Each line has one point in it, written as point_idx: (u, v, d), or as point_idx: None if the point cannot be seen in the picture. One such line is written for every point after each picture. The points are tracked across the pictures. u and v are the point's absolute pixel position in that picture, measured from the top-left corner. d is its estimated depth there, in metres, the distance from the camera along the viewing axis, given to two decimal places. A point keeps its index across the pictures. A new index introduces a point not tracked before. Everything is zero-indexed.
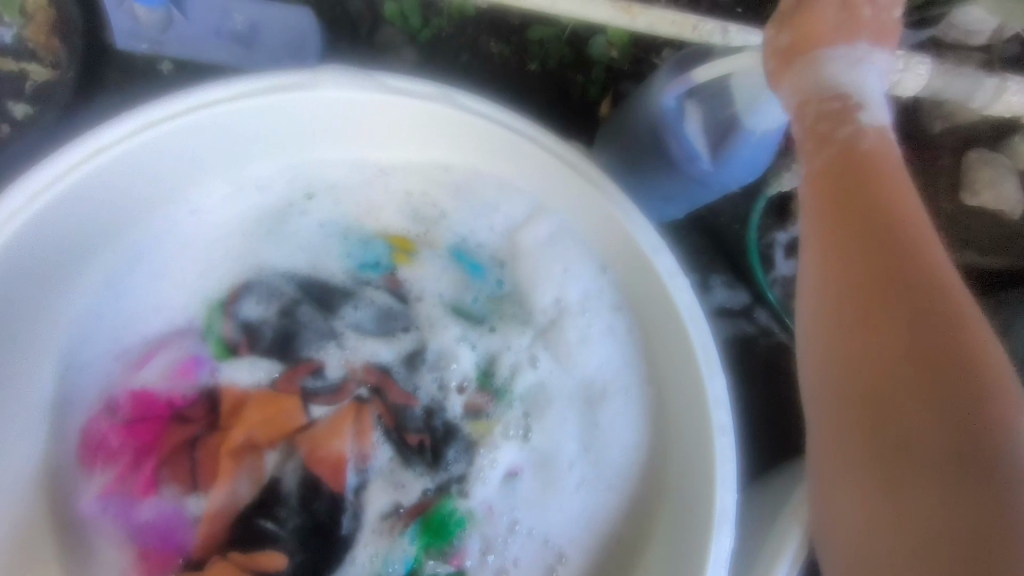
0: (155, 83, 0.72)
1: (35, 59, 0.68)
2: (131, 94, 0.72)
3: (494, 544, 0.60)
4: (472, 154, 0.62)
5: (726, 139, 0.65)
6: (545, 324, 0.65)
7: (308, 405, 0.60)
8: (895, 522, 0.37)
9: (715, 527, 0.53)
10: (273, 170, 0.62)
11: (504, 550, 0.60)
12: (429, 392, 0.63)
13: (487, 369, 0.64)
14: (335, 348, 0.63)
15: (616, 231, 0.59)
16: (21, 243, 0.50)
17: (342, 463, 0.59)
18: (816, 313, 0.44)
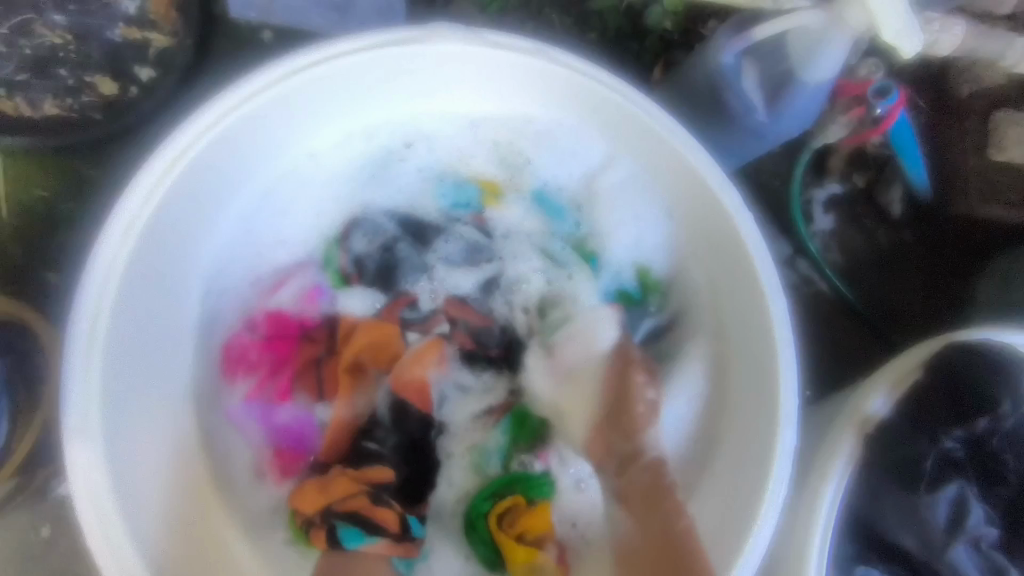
0: (259, 50, 0.77)
1: (154, 28, 0.72)
2: (235, 61, 0.77)
3: (573, 455, 0.67)
4: (556, 106, 0.69)
5: (781, 92, 0.72)
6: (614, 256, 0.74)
7: (406, 332, 0.70)
8: None
9: (781, 428, 0.59)
10: (380, 120, 0.69)
11: (582, 462, 0.66)
12: (503, 313, 0.73)
13: (548, 303, 0.72)
14: (427, 280, 0.72)
15: (684, 171, 0.65)
16: (185, 175, 0.58)
17: (425, 387, 0.67)
18: None
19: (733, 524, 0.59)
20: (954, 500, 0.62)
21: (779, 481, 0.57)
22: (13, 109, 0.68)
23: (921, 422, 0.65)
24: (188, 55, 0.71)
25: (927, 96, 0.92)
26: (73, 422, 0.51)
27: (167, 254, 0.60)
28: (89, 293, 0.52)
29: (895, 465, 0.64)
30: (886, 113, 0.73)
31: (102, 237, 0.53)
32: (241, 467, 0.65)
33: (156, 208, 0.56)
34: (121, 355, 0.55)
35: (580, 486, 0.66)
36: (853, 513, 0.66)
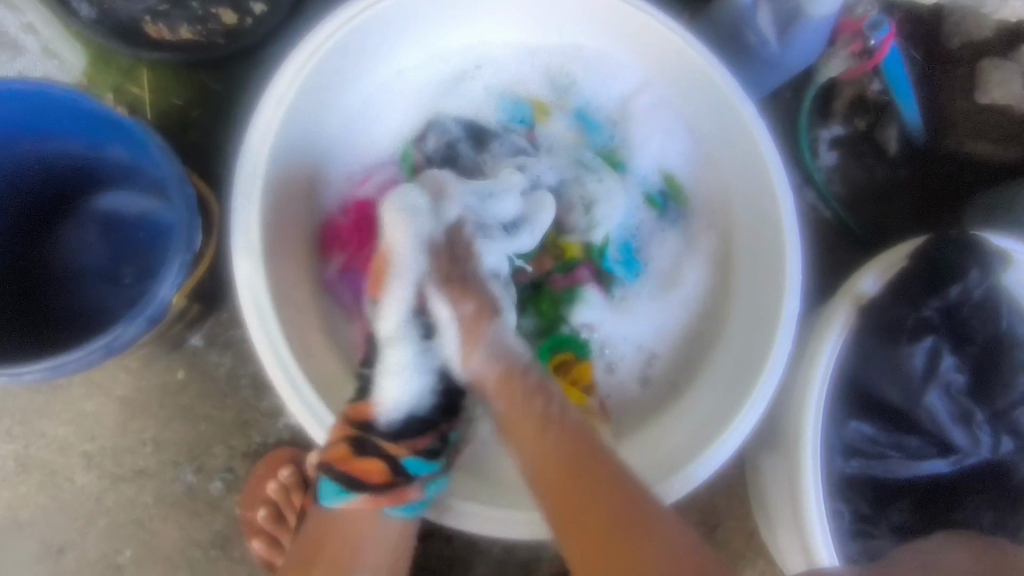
0: None
1: None
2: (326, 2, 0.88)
3: (601, 324, 0.83)
4: (601, 34, 0.83)
5: (790, 27, 0.85)
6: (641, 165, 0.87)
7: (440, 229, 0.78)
8: None
9: (785, 293, 0.75)
10: (455, 44, 0.84)
11: (608, 330, 0.84)
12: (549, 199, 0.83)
13: (588, 205, 0.84)
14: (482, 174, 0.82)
15: (706, 84, 0.79)
16: (313, 70, 0.73)
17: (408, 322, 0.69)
18: None
19: (749, 358, 0.76)
20: (930, 351, 0.76)
21: (788, 318, 0.74)
22: (156, 33, 0.83)
23: (904, 294, 0.78)
24: None
25: (921, 48, 1.00)
26: (241, 249, 0.66)
27: (302, 142, 0.75)
28: (249, 155, 0.68)
29: (882, 328, 0.77)
30: (880, 44, 0.90)
31: (256, 114, 0.69)
32: (343, 325, 0.77)
33: (293, 96, 0.71)
34: (272, 211, 0.70)
35: (606, 347, 0.83)
36: (846, 372, 0.80)
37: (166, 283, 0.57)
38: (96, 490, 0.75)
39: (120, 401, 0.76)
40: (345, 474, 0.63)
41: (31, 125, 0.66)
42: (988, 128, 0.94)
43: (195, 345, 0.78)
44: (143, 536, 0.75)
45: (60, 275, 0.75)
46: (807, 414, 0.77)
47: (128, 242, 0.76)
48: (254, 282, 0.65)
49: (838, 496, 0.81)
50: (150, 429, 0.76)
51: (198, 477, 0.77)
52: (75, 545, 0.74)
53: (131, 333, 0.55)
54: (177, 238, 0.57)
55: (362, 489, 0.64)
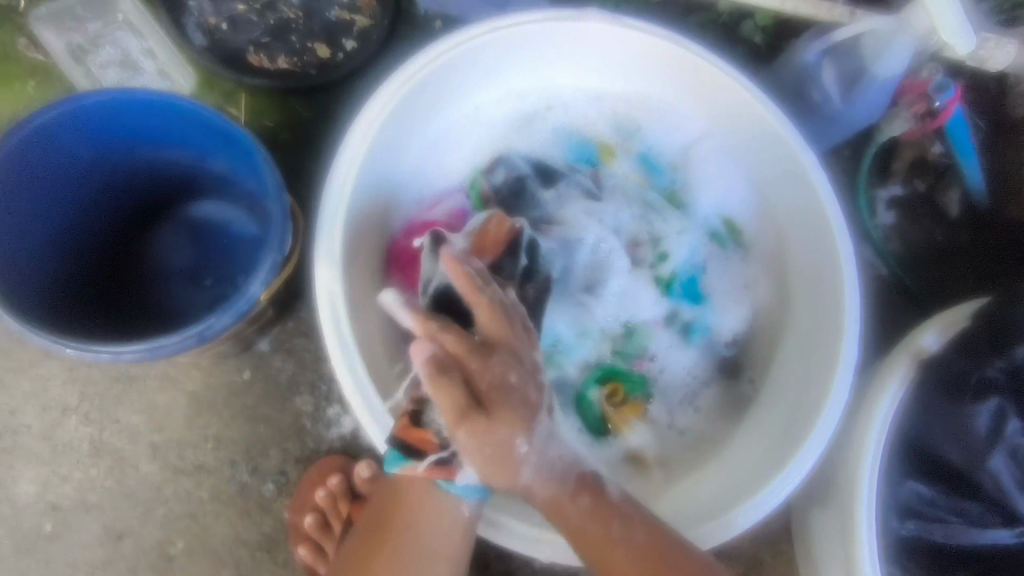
0: (428, 33, 0.96)
1: (360, 12, 0.94)
2: (411, 42, 0.96)
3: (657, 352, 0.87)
4: (667, 85, 0.87)
5: (855, 86, 0.88)
6: (699, 209, 0.91)
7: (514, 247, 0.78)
8: None
9: (845, 340, 0.74)
10: (530, 87, 0.89)
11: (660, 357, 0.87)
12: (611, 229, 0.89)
13: (656, 240, 0.89)
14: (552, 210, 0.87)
15: (773, 137, 0.81)
16: (401, 102, 0.77)
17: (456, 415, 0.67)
18: None
19: (803, 407, 0.76)
20: (994, 413, 0.73)
21: (847, 363, 0.73)
22: (257, 61, 0.92)
23: (968, 352, 0.76)
24: (384, 31, 0.92)
25: (987, 116, 1.01)
26: (321, 255, 0.69)
27: (385, 166, 0.79)
28: (337, 174, 0.72)
29: (944, 383, 0.76)
30: (944, 105, 0.90)
31: (346, 137, 0.73)
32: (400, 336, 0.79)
33: (381, 124, 0.75)
34: (353, 226, 0.74)
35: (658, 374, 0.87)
36: (903, 430, 0.79)
37: (257, 280, 0.60)
38: (158, 479, 0.78)
39: (189, 396, 0.80)
40: (404, 441, 0.63)
41: (146, 132, 0.72)
42: None
43: (262, 350, 0.82)
44: (196, 530, 0.78)
45: (152, 274, 0.80)
46: (863, 469, 0.76)
47: (213, 246, 0.82)
48: (333, 289, 0.68)
49: (892, 560, 0.78)
50: (214, 426, 0.80)
51: (252, 477, 0.79)
52: (133, 532, 0.77)
53: (222, 324, 0.58)
54: (271, 239, 0.61)
55: (420, 456, 0.64)
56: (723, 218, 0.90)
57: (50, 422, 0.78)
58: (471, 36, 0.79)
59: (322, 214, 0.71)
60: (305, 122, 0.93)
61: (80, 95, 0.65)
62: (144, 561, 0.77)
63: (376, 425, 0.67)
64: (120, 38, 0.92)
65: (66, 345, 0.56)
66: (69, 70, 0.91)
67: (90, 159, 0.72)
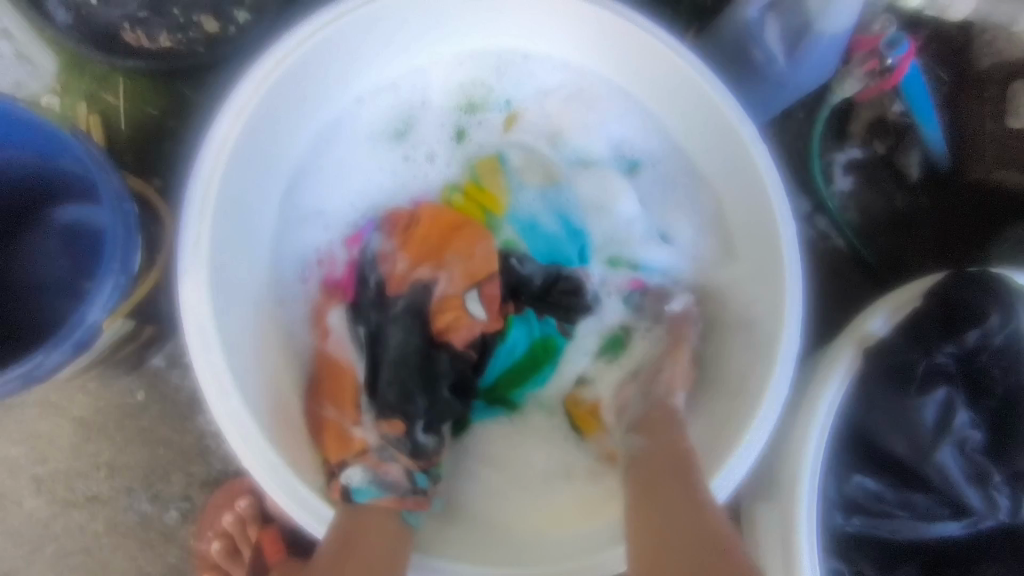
0: None
1: None
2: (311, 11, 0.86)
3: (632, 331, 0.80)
4: (587, 49, 0.78)
5: (800, 44, 0.80)
6: (602, 164, 0.84)
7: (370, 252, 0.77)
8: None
9: (785, 323, 0.68)
10: (433, 57, 0.80)
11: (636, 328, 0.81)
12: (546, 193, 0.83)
13: (603, 202, 0.82)
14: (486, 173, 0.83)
15: (691, 89, 0.73)
16: (276, 83, 0.68)
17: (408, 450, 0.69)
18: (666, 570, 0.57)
19: (740, 401, 0.70)
20: (942, 403, 0.68)
21: (785, 355, 0.67)
22: (134, 40, 0.81)
23: (917, 338, 0.70)
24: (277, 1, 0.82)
25: (948, 69, 0.93)
26: (188, 272, 0.62)
27: (263, 154, 0.71)
28: (200, 175, 0.64)
29: (890, 373, 0.71)
30: (897, 63, 0.82)
31: (202, 149, 0.64)
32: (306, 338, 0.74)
33: (243, 130, 0.66)
34: (231, 236, 0.67)
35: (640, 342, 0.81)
36: (847, 421, 0.74)
37: (97, 306, 0.53)
38: (46, 514, 0.72)
39: (75, 422, 0.73)
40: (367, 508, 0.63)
41: None
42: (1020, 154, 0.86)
43: (156, 365, 0.75)
44: (91, 566, 0.72)
45: (19, 288, 0.72)
46: (803, 465, 0.71)
47: (87, 257, 0.73)
48: (201, 309, 0.61)
49: (834, 555, 0.74)
50: (106, 453, 0.73)
51: (153, 505, 0.73)
52: (21, 573, 0.71)
53: (56, 358, 0.51)
54: (111, 257, 0.54)
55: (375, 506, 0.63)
56: (628, 169, 0.83)
57: None
58: (333, 17, 0.69)
59: (185, 215, 0.63)
60: (195, 109, 0.83)
61: None
62: None
63: (252, 453, 0.61)
64: None
65: None
66: None
67: None
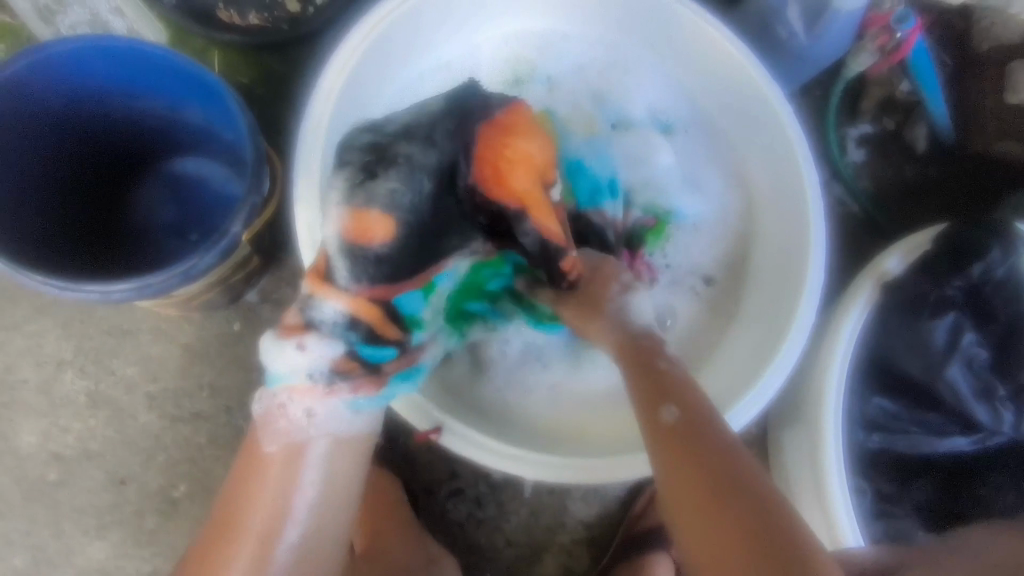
0: None
1: None
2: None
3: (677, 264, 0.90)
4: (626, 26, 0.89)
5: (819, 19, 0.90)
6: (642, 124, 0.91)
7: None
8: (706, 520, 0.50)
9: (812, 253, 0.79)
10: (488, 37, 0.90)
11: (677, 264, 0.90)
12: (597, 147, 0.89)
13: (645, 158, 0.89)
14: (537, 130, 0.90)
15: (721, 59, 0.83)
16: (363, 55, 0.78)
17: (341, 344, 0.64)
18: (662, 463, 0.54)
19: (775, 330, 0.79)
20: (952, 326, 0.77)
21: (812, 286, 0.77)
22: (228, 18, 0.90)
23: (927, 273, 0.80)
24: None
25: (952, 53, 1.02)
26: (302, 200, 0.71)
27: (352, 119, 0.80)
28: (309, 129, 0.73)
29: (904, 303, 0.80)
30: (906, 37, 0.93)
31: (309, 103, 0.74)
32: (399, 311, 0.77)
33: (342, 86, 0.76)
34: None
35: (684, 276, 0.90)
36: (869, 348, 0.82)
37: (237, 221, 0.63)
38: (157, 427, 0.81)
39: (182, 347, 0.82)
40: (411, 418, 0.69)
41: (125, 84, 0.74)
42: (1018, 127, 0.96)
43: (250, 301, 0.84)
44: (197, 473, 0.81)
45: (137, 228, 0.82)
46: (828, 388, 0.80)
47: (196, 202, 0.83)
48: (315, 234, 0.71)
49: (860, 473, 0.83)
50: (208, 375, 0.82)
51: (248, 422, 0.82)
52: (136, 478, 0.80)
53: (207, 262, 0.62)
54: (250, 181, 0.64)
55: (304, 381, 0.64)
56: (663, 130, 0.91)
57: (47, 375, 0.81)
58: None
59: (297, 166, 0.73)
60: (281, 77, 0.93)
61: (48, 43, 0.66)
62: (148, 504, 0.80)
63: None
64: None
65: (57, 285, 0.58)
66: (41, 32, 0.91)
67: (65, 110, 0.72)
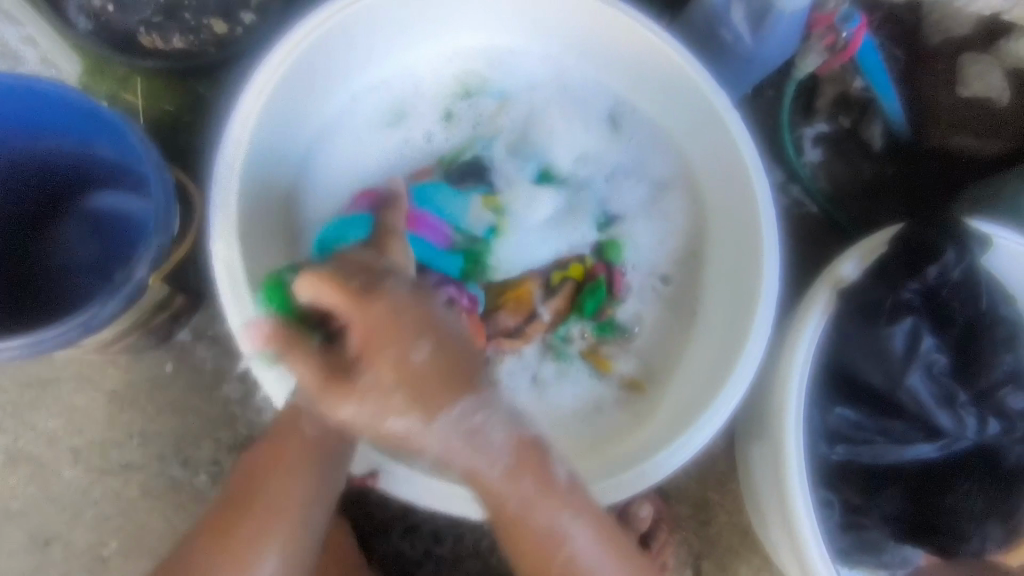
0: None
1: None
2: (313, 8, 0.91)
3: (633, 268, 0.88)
4: (559, 38, 0.86)
5: (763, 20, 0.87)
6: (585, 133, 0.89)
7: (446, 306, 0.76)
8: None
9: (765, 263, 0.75)
10: (424, 50, 0.87)
11: (635, 268, 0.88)
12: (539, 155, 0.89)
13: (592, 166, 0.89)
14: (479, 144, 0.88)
15: (664, 65, 0.80)
16: (286, 78, 0.74)
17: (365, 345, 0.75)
18: (576, 559, 0.57)
19: (731, 344, 0.76)
20: (909, 332, 0.75)
21: (766, 300, 0.74)
22: (150, 43, 0.85)
23: (884, 276, 0.77)
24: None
25: (903, 48, 1.00)
26: (218, 236, 0.68)
27: (276, 143, 0.76)
28: (225, 159, 0.69)
29: (862, 309, 0.77)
30: (852, 36, 0.90)
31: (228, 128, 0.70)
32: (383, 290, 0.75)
33: (262, 108, 0.72)
34: (248, 214, 0.72)
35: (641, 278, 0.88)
36: (828, 355, 0.80)
37: (143, 263, 0.60)
38: (84, 482, 0.76)
39: (108, 394, 0.77)
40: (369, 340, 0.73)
41: (27, 120, 0.70)
42: (969, 120, 0.93)
43: (182, 340, 0.79)
44: (128, 528, 0.76)
45: (52, 270, 0.77)
46: (787, 403, 0.77)
47: (116, 239, 0.79)
48: (234, 270, 0.68)
49: (825, 484, 0.81)
50: (138, 423, 0.77)
51: (184, 470, 0.77)
52: (62, 537, 0.76)
53: (109, 310, 0.58)
54: (155, 219, 0.60)
55: None
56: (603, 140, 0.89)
57: None
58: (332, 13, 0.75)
59: (213, 199, 0.69)
60: (207, 102, 0.88)
61: None
62: (77, 564, 0.75)
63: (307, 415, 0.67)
64: None
65: None
66: None
67: None
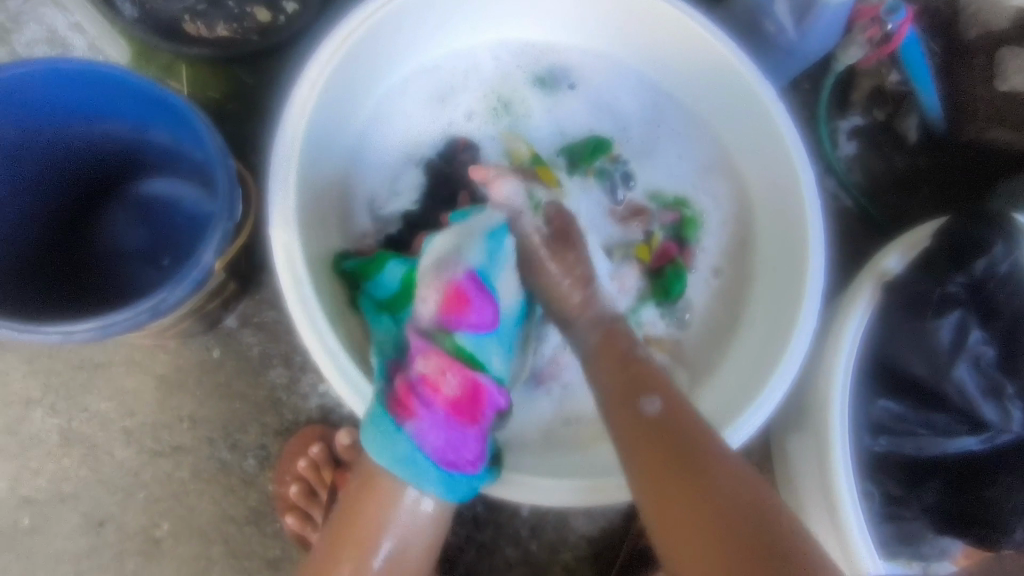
0: None
1: None
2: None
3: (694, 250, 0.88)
4: (603, 33, 0.87)
5: (808, 12, 0.86)
6: (634, 120, 0.90)
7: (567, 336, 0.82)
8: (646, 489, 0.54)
9: (810, 251, 0.75)
10: (470, 40, 0.87)
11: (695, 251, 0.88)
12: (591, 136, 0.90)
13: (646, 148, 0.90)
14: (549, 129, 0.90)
15: (710, 57, 0.80)
16: (341, 66, 0.75)
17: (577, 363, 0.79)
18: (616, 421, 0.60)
19: (778, 333, 0.76)
20: (956, 324, 0.75)
21: (812, 291, 0.74)
22: (195, 31, 0.86)
23: (928, 270, 0.78)
24: None
25: (940, 42, 0.99)
26: (276, 223, 0.68)
27: (332, 131, 0.77)
28: (281, 146, 0.70)
29: (908, 302, 0.77)
30: (897, 28, 0.89)
31: (283, 115, 0.70)
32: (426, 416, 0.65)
33: (318, 97, 0.72)
34: (305, 203, 0.72)
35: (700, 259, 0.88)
36: (873, 348, 0.81)
37: (209, 249, 0.61)
38: (136, 464, 0.77)
39: (158, 379, 0.78)
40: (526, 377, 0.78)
41: (86, 108, 0.71)
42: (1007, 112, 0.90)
43: (229, 326, 0.80)
44: (178, 509, 0.77)
45: (105, 258, 0.79)
46: (832, 393, 0.78)
47: (168, 226, 0.80)
48: (293, 257, 0.67)
49: (867, 477, 0.82)
50: (187, 407, 0.79)
51: (232, 454, 0.78)
52: (115, 518, 0.77)
53: (177, 296, 0.59)
54: (220, 206, 0.61)
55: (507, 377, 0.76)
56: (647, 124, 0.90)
57: (14, 415, 0.77)
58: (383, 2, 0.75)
59: (272, 184, 0.69)
60: (249, 91, 0.89)
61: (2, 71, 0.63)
62: (130, 544, 0.77)
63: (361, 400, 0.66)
64: (44, 15, 0.89)
65: (13, 329, 0.55)
66: None
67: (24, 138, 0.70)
